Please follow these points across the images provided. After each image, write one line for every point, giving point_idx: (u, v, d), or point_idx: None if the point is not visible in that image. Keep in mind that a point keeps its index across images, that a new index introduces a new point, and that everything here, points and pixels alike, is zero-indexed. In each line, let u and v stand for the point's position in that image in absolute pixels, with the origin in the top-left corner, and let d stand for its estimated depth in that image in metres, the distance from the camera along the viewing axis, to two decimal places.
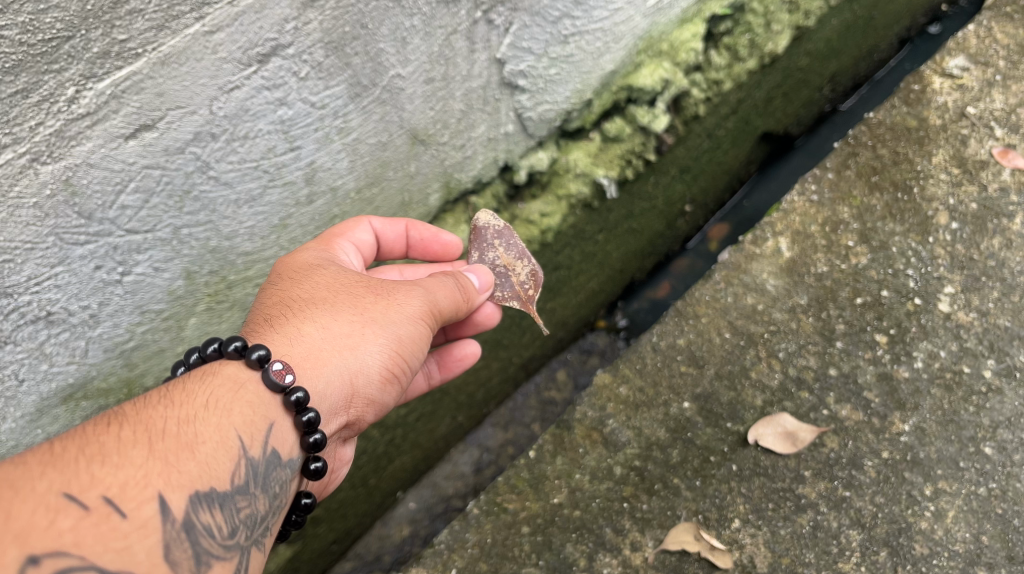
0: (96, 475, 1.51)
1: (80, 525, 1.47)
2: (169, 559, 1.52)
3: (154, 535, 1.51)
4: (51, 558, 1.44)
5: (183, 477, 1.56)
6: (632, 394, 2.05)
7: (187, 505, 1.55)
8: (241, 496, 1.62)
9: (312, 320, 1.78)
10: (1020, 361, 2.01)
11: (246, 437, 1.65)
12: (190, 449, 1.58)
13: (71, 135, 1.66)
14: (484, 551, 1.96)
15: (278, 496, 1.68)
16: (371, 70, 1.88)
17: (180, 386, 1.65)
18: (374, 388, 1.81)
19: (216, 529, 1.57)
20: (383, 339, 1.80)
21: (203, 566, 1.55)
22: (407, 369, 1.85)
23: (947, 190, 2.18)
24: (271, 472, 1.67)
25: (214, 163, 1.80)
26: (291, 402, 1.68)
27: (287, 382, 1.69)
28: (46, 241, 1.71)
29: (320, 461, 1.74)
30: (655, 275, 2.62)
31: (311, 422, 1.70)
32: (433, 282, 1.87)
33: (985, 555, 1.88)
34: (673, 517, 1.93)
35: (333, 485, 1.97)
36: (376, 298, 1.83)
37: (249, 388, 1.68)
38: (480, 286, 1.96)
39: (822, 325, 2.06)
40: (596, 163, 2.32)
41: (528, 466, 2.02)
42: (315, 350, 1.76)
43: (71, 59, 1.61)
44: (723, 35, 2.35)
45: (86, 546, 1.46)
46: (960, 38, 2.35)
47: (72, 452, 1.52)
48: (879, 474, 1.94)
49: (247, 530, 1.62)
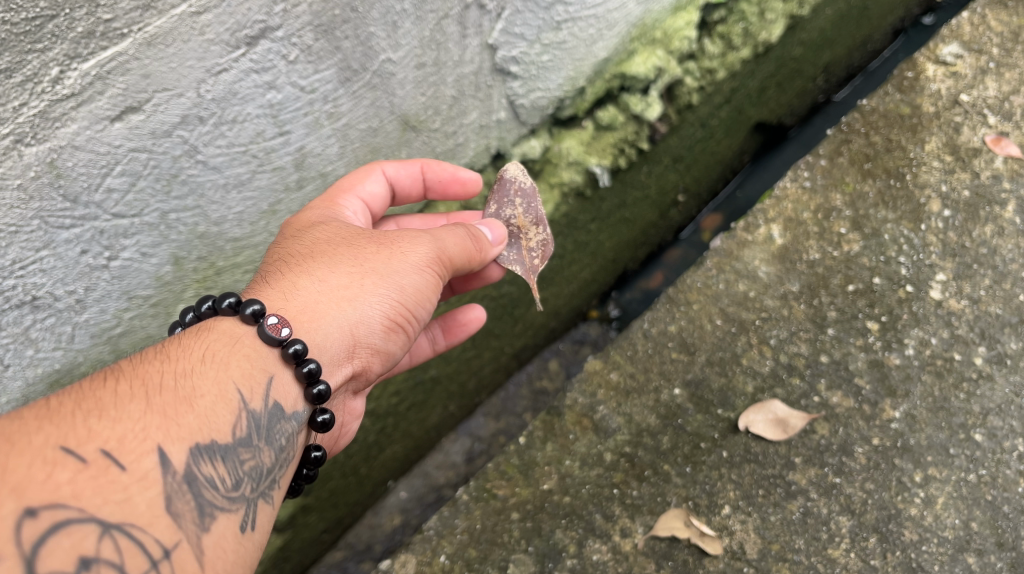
0: (93, 429, 1.53)
1: (77, 478, 1.49)
2: (170, 510, 1.53)
3: (154, 487, 1.53)
4: (50, 510, 1.46)
5: (182, 430, 1.57)
6: (623, 381, 2.05)
7: (187, 457, 1.56)
8: (244, 448, 1.63)
9: (308, 274, 1.78)
10: (1011, 348, 2.01)
11: (246, 390, 1.66)
12: (190, 402, 1.60)
13: (55, 116, 1.65)
14: (473, 538, 1.95)
15: (285, 449, 1.69)
16: (361, 54, 1.87)
17: (176, 342, 1.67)
18: (377, 337, 1.82)
19: (219, 481, 1.59)
20: (383, 289, 1.80)
21: (207, 518, 1.56)
22: (413, 318, 1.85)
23: (940, 177, 2.17)
24: (276, 425, 1.68)
25: (201, 147, 1.79)
26: (290, 354, 1.69)
27: (285, 335, 1.70)
28: (31, 224, 1.70)
29: (328, 414, 1.74)
30: (648, 265, 2.62)
31: (312, 373, 1.71)
32: (442, 230, 1.87)
33: (974, 542, 1.87)
34: (663, 503, 1.92)
35: (343, 444, 1.99)
36: (377, 250, 1.83)
37: (246, 341, 1.69)
38: (492, 239, 1.95)
39: (814, 312, 2.06)
40: (589, 152, 2.30)
41: (518, 452, 2.02)
42: (312, 303, 1.76)
43: (55, 39, 1.60)
44: (717, 23, 2.34)
45: (84, 498, 1.48)
46: (954, 25, 2.34)
47: (69, 405, 1.55)
48: (869, 460, 1.93)
49: (252, 482, 1.63)
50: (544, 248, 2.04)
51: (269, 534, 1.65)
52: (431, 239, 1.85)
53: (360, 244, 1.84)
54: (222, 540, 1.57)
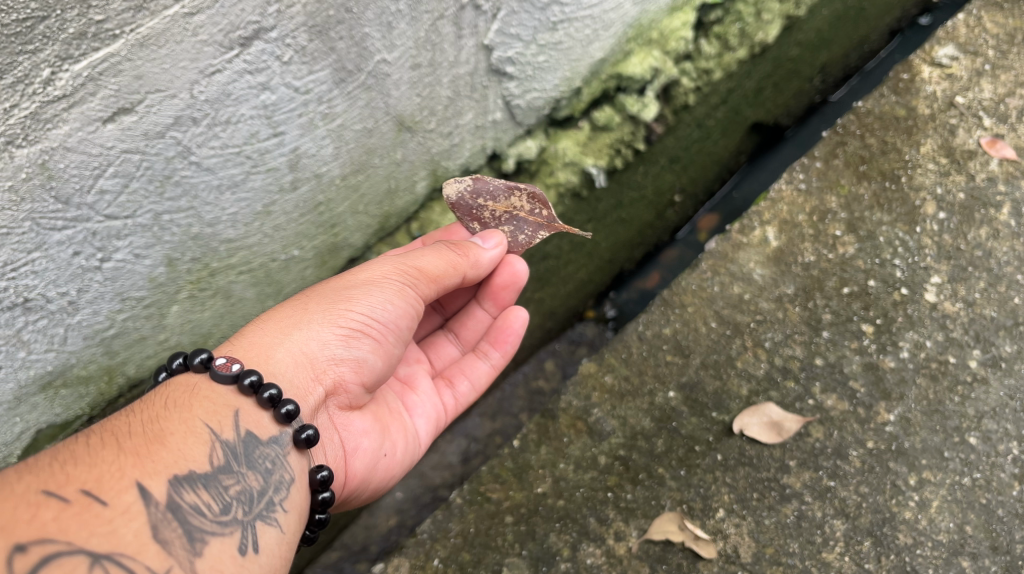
0: (70, 473, 1.54)
1: (62, 516, 1.49)
2: (159, 538, 1.53)
3: (138, 518, 1.53)
4: (38, 546, 1.47)
5: (158, 465, 1.58)
6: (617, 383, 2.04)
7: (167, 488, 1.57)
8: (225, 476, 1.63)
9: (258, 322, 1.82)
10: (1006, 351, 2.01)
11: (215, 423, 1.66)
12: (161, 441, 1.61)
13: (46, 118, 1.64)
14: (467, 541, 1.95)
15: (274, 473, 1.68)
16: (356, 55, 1.87)
17: (139, 400, 1.69)
18: (336, 349, 1.81)
19: (204, 508, 1.59)
20: (329, 310, 1.82)
21: (197, 543, 1.56)
22: (376, 323, 1.83)
23: (935, 179, 2.17)
24: (255, 452, 1.68)
25: (195, 148, 1.78)
26: (246, 385, 1.70)
27: (236, 370, 1.71)
28: (23, 226, 1.70)
29: (309, 428, 1.72)
30: (644, 265, 2.46)
31: (274, 397, 1.70)
32: (409, 256, 1.89)
33: (968, 545, 1.87)
34: (657, 506, 1.92)
35: (361, 463, 1.88)
36: (328, 286, 1.86)
37: (202, 385, 1.70)
38: (481, 241, 1.94)
39: (809, 314, 2.05)
40: (585, 152, 2.38)
41: (513, 455, 2.01)
42: (258, 341, 1.79)
43: (46, 40, 1.60)
44: (713, 25, 2.43)
45: (70, 533, 1.48)
46: (950, 27, 2.34)
47: (44, 458, 1.56)
48: (863, 463, 1.93)
49: (242, 505, 1.63)
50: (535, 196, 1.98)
51: (271, 556, 1.63)
52: (381, 262, 1.87)
53: (313, 287, 1.87)
54: (217, 563, 1.56)
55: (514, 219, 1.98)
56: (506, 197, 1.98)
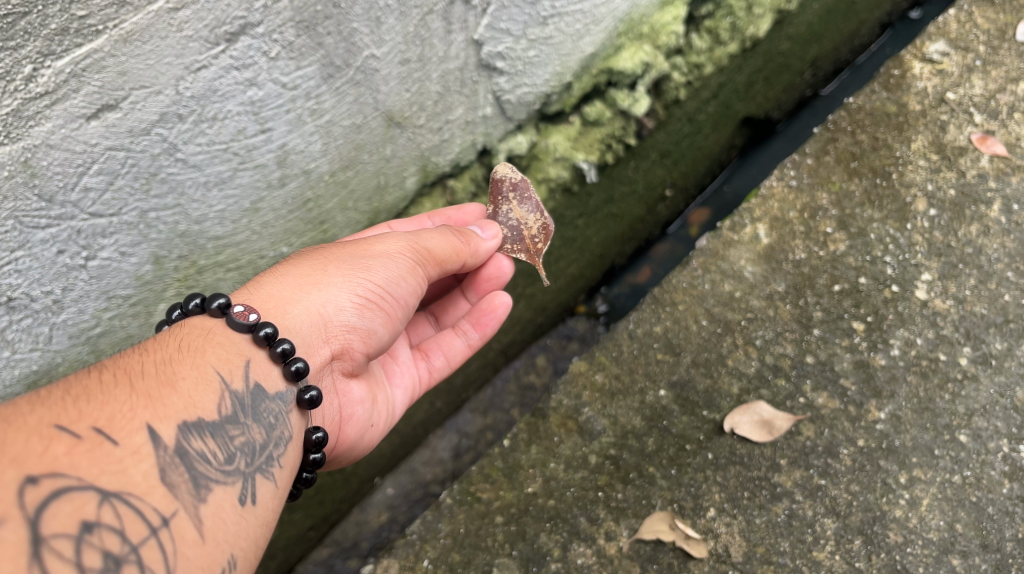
0: (83, 409, 1.52)
1: (73, 452, 1.48)
2: (166, 481, 1.53)
3: (147, 460, 1.53)
4: (50, 478, 1.45)
5: (169, 408, 1.58)
6: (608, 381, 2.04)
7: (177, 433, 1.56)
8: (232, 426, 1.63)
9: (276, 272, 1.82)
10: (996, 348, 2.00)
11: (226, 371, 1.66)
12: (172, 384, 1.60)
13: (29, 115, 1.63)
14: (457, 542, 1.95)
15: (276, 428, 1.69)
16: (345, 51, 1.85)
17: (152, 338, 1.68)
18: (350, 316, 1.83)
19: (210, 456, 1.59)
20: (348, 274, 1.83)
21: (202, 489, 1.55)
22: (390, 298, 1.86)
23: (926, 175, 2.16)
24: (260, 404, 1.68)
25: (180, 145, 1.77)
26: (260, 337, 1.70)
27: (252, 320, 1.71)
28: (6, 224, 1.68)
29: (314, 389, 1.73)
30: (635, 260, 2.60)
31: (286, 352, 1.71)
32: (418, 230, 1.90)
33: (959, 544, 1.87)
34: (648, 506, 1.92)
35: (353, 430, 1.92)
36: (343, 246, 1.86)
37: (218, 331, 1.70)
38: (484, 237, 1.98)
39: (800, 312, 2.05)
40: (576, 147, 2.29)
41: (502, 455, 2.01)
42: (277, 293, 1.79)
43: (28, 36, 1.58)
44: (705, 18, 2.32)
45: (81, 468, 1.47)
46: (940, 22, 2.33)
47: (58, 392, 1.54)
48: (854, 462, 1.92)
49: (245, 456, 1.63)
50: (545, 234, 2.05)
51: (268, 509, 1.63)
52: (398, 236, 1.88)
53: (327, 246, 1.87)
54: (220, 511, 1.56)
55: (515, 226, 2.04)
56: (527, 210, 2.04)
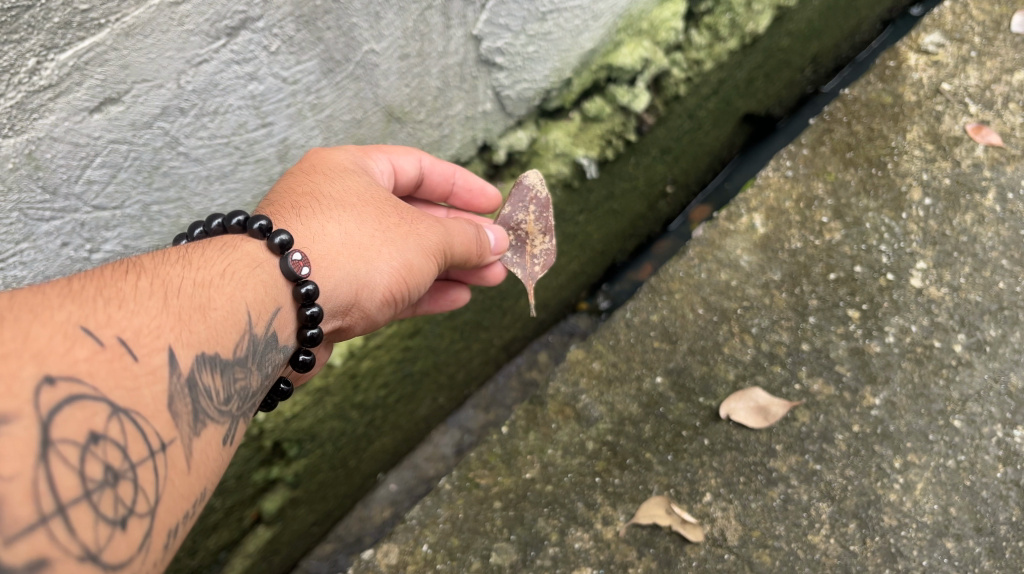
0: (112, 316, 1.45)
1: (96, 358, 1.41)
2: (171, 408, 1.46)
3: (161, 384, 1.46)
4: (68, 381, 1.37)
5: (192, 336, 1.51)
6: (605, 369, 2.07)
7: (193, 362, 1.50)
8: (240, 367, 1.57)
9: (335, 222, 1.77)
10: (990, 335, 2.01)
11: (254, 313, 1.62)
12: (202, 312, 1.54)
13: (32, 107, 1.65)
14: (456, 527, 1.97)
15: (268, 378, 1.64)
16: (344, 45, 1.87)
17: (198, 252, 1.62)
18: (374, 303, 1.81)
19: (216, 392, 1.52)
20: (397, 260, 1.81)
21: (200, 424, 1.49)
22: (409, 296, 1.86)
23: (921, 165, 2.18)
24: (266, 353, 1.63)
25: (183, 139, 1.80)
26: (301, 294, 1.68)
27: (303, 274, 1.68)
28: (11, 216, 1.71)
29: (309, 354, 1.72)
30: (637, 257, 2.63)
31: (314, 317, 1.69)
32: (457, 225, 1.90)
33: (953, 526, 1.88)
34: (645, 491, 1.94)
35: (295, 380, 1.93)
36: (399, 222, 1.83)
37: (265, 270, 1.66)
38: (493, 245, 1.99)
39: (795, 300, 2.07)
40: (577, 143, 2.30)
41: (501, 442, 2.03)
42: (333, 252, 1.75)
43: (32, 29, 1.60)
44: (704, 15, 2.33)
45: (99, 378, 1.40)
46: (936, 14, 2.36)
47: (91, 290, 1.47)
48: (849, 447, 1.94)
49: (241, 401, 1.57)
50: (546, 259, 2.10)
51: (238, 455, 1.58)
52: (443, 229, 1.87)
53: (386, 210, 1.83)
54: (209, 448, 1.50)
55: (520, 239, 2.09)
56: (538, 228, 2.09)
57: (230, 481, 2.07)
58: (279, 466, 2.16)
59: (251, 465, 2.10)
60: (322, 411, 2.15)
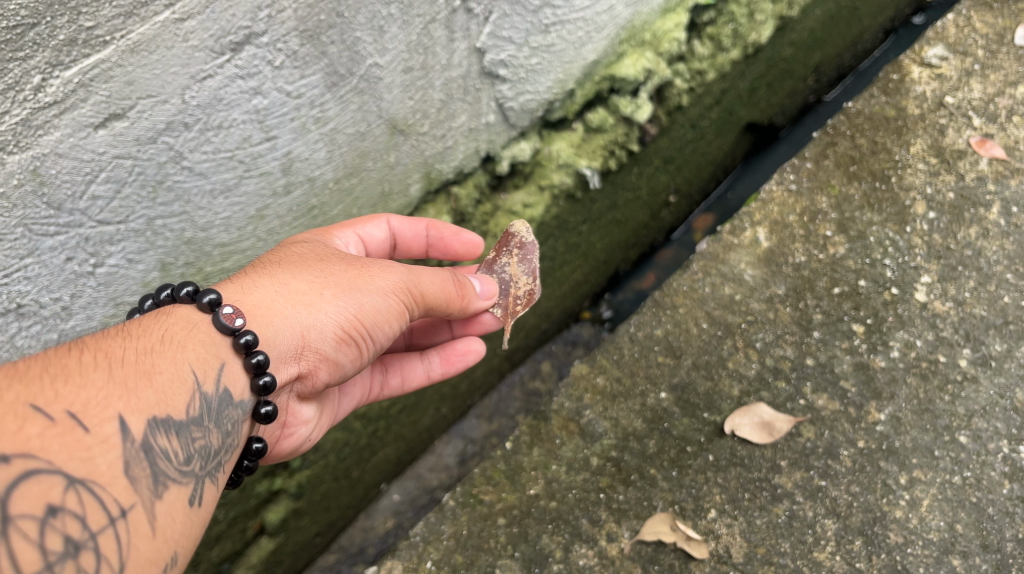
0: (60, 391, 1.51)
1: (46, 434, 1.47)
2: (128, 474, 1.53)
3: (115, 450, 1.52)
4: (21, 459, 1.45)
5: (142, 403, 1.56)
6: (609, 384, 2.06)
7: (145, 428, 1.56)
8: (197, 427, 1.62)
9: (271, 277, 1.78)
10: (996, 350, 2.01)
11: (200, 372, 1.65)
12: (149, 377, 1.59)
13: (37, 124, 1.65)
14: (460, 543, 1.96)
15: (231, 434, 1.69)
16: (348, 59, 1.87)
17: (136, 322, 1.65)
18: (328, 346, 1.80)
19: (173, 454, 1.58)
20: (342, 303, 1.79)
21: (159, 486, 1.55)
22: (369, 336, 1.84)
23: (925, 179, 2.18)
24: (224, 410, 1.67)
25: (187, 153, 1.79)
26: (240, 344, 1.69)
27: (237, 325, 1.69)
28: (15, 232, 1.70)
29: (271, 406, 1.73)
30: (640, 266, 2.63)
31: (260, 364, 1.69)
32: (422, 269, 1.89)
33: (959, 544, 1.87)
34: (649, 507, 1.93)
35: (288, 446, 1.93)
36: (346, 268, 1.83)
37: (202, 328, 1.68)
38: (481, 292, 2.00)
39: (799, 314, 2.07)
40: (579, 154, 2.30)
41: (505, 457, 2.02)
42: (268, 301, 1.75)
43: (37, 46, 1.60)
44: (706, 25, 2.33)
45: (52, 452, 1.47)
46: (939, 27, 2.36)
47: (37, 368, 1.52)
48: (854, 463, 1.94)
49: (201, 459, 1.62)
50: (527, 301, 2.08)
51: (209, 511, 1.64)
52: (404, 272, 1.86)
53: (331, 260, 1.83)
54: (172, 509, 1.56)
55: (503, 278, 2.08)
56: (522, 274, 2.09)
57: (233, 493, 2.07)
58: (282, 478, 2.15)
59: (255, 478, 2.09)
60: None
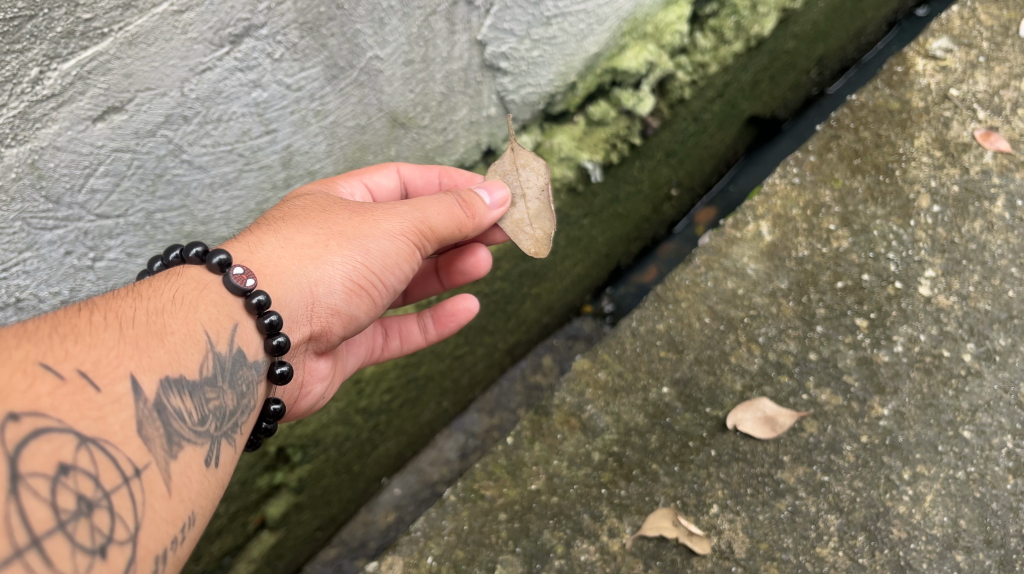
0: (70, 350, 1.50)
1: (58, 393, 1.46)
2: (141, 434, 1.51)
3: (128, 410, 1.51)
4: (32, 417, 1.43)
5: (153, 361, 1.55)
6: (611, 379, 2.05)
7: (158, 387, 1.55)
8: (210, 387, 1.62)
9: (277, 232, 1.77)
10: (999, 344, 2.00)
11: (212, 332, 1.65)
12: (160, 336, 1.58)
13: (35, 117, 1.64)
14: (461, 539, 1.95)
15: (245, 396, 1.68)
16: (348, 52, 1.86)
17: (146, 283, 1.65)
18: (338, 299, 1.80)
19: (186, 414, 1.57)
20: (349, 253, 1.79)
21: (174, 447, 1.54)
22: (381, 284, 1.83)
23: (929, 172, 2.17)
24: (237, 371, 1.67)
25: (186, 146, 1.78)
26: (252, 305, 1.69)
27: (249, 286, 1.69)
28: (13, 226, 1.69)
29: (285, 366, 1.73)
30: (643, 259, 2.62)
31: (273, 324, 1.70)
32: (427, 201, 1.84)
33: (963, 539, 1.87)
34: (651, 502, 1.92)
35: (306, 404, 1.95)
36: (351, 216, 1.81)
37: (213, 289, 1.68)
38: (490, 202, 1.89)
39: (802, 308, 2.05)
40: (581, 147, 2.28)
41: (506, 452, 2.01)
42: (274, 260, 1.75)
43: (34, 39, 1.58)
44: (709, 17, 2.30)
45: (63, 411, 1.45)
46: (943, 19, 2.34)
47: (46, 328, 1.51)
48: (857, 458, 1.93)
49: (216, 420, 1.61)
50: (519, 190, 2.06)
51: (225, 473, 1.63)
52: (408, 211, 1.82)
53: (335, 209, 1.82)
54: (186, 469, 1.55)
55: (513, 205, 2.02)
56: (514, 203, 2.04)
57: (233, 487, 2.06)
58: (283, 472, 2.14)
59: (255, 471, 2.08)
60: (327, 416, 2.13)
